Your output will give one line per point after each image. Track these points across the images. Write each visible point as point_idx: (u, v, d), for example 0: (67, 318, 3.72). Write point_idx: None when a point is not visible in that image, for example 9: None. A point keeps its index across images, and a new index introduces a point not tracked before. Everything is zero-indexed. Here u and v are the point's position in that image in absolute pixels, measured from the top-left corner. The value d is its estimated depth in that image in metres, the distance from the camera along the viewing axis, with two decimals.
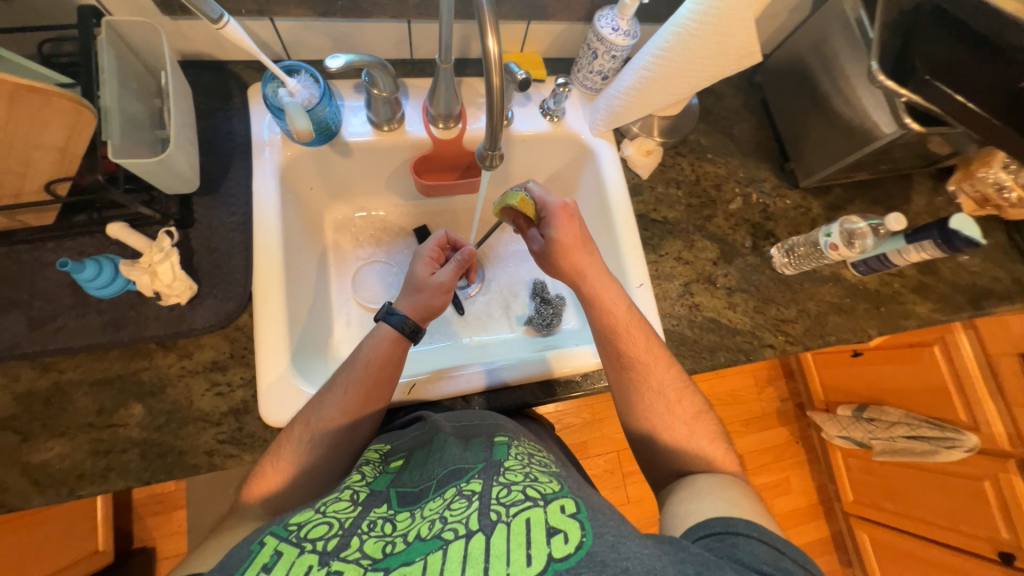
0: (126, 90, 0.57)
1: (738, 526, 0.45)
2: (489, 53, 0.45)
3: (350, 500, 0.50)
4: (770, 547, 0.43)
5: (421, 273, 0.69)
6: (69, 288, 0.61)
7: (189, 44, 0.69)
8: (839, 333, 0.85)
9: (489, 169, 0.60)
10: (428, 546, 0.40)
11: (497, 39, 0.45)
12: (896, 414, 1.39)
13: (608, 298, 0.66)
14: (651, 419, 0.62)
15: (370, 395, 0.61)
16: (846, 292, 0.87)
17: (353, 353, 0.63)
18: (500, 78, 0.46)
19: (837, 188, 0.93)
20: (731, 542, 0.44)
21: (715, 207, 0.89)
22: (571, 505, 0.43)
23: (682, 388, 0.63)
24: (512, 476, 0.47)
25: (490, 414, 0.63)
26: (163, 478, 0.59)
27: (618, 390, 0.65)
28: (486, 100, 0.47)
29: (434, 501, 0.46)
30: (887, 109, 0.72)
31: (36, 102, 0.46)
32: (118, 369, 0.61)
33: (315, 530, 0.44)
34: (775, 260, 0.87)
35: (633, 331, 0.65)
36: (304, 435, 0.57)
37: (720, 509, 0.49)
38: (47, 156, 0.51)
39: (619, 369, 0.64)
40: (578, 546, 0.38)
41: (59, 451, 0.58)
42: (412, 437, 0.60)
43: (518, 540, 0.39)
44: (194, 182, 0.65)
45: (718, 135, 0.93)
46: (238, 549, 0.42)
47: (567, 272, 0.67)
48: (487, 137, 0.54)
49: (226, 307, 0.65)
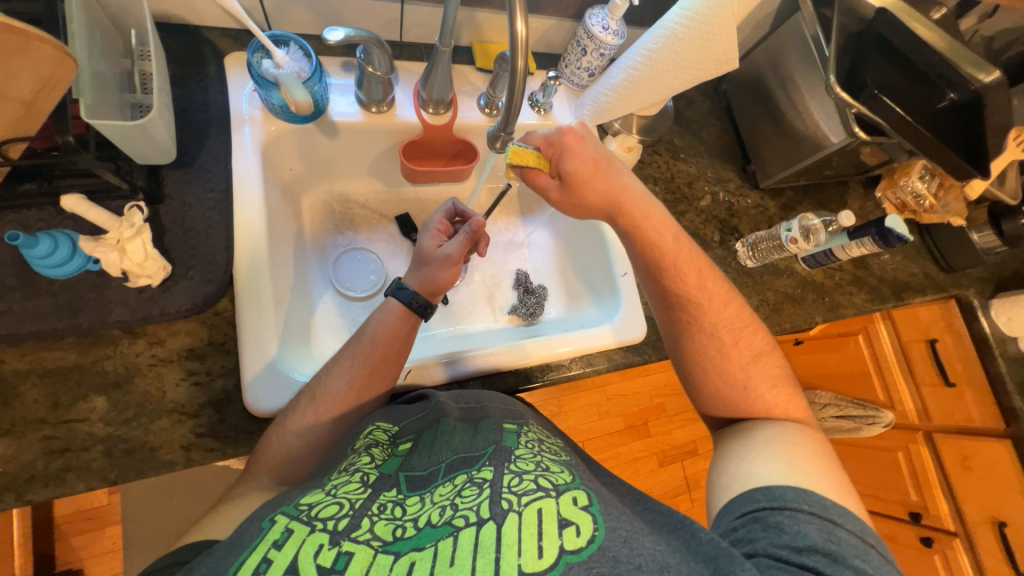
0: (93, 46, 0.51)
1: (790, 498, 0.48)
2: (517, 35, 0.47)
3: (360, 482, 0.48)
4: (822, 519, 0.46)
5: (428, 245, 0.69)
6: (13, 266, 0.54)
7: (159, 4, 0.64)
8: (792, 320, 0.94)
9: (498, 150, 0.70)
10: (438, 532, 0.40)
11: (525, 22, 0.46)
12: (827, 396, 1.54)
13: (659, 228, 0.68)
14: (702, 360, 0.66)
15: (379, 372, 0.61)
16: (798, 283, 0.97)
17: (361, 328, 0.63)
18: (525, 62, 0.48)
19: (789, 191, 1.04)
20: (783, 515, 0.46)
21: (687, 203, 0.96)
22: (583, 498, 0.44)
23: (737, 329, 0.67)
24: (523, 465, 0.48)
25: (507, 398, 0.64)
26: (132, 477, 0.54)
27: (669, 330, 0.69)
28: (510, 79, 0.50)
29: (444, 486, 0.46)
30: (837, 119, 0.81)
31: (14, 45, 0.40)
32: (75, 358, 0.55)
33: (326, 510, 0.43)
34: (740, 254, 0.95)
35: (681, 265, 0.67)
36: (309, 408, 0.57)
37: (769, 475, 0.51)
38: (7, 111, 0.44)
39: (668, 309, 0.68)
40: (590, 540, 0.39)
41: (2, 452, 0.50)
42: (420, 419, 0.58)
43: (530, 531, 0.39)
44: (169, 152, 0.60)
45: (689, 137, 1.00)
46: (250, 524, 0.42)
47: (601, 204, 0.68)
48: (504, 117, 0.58)
49: (204, 290, 0.60)
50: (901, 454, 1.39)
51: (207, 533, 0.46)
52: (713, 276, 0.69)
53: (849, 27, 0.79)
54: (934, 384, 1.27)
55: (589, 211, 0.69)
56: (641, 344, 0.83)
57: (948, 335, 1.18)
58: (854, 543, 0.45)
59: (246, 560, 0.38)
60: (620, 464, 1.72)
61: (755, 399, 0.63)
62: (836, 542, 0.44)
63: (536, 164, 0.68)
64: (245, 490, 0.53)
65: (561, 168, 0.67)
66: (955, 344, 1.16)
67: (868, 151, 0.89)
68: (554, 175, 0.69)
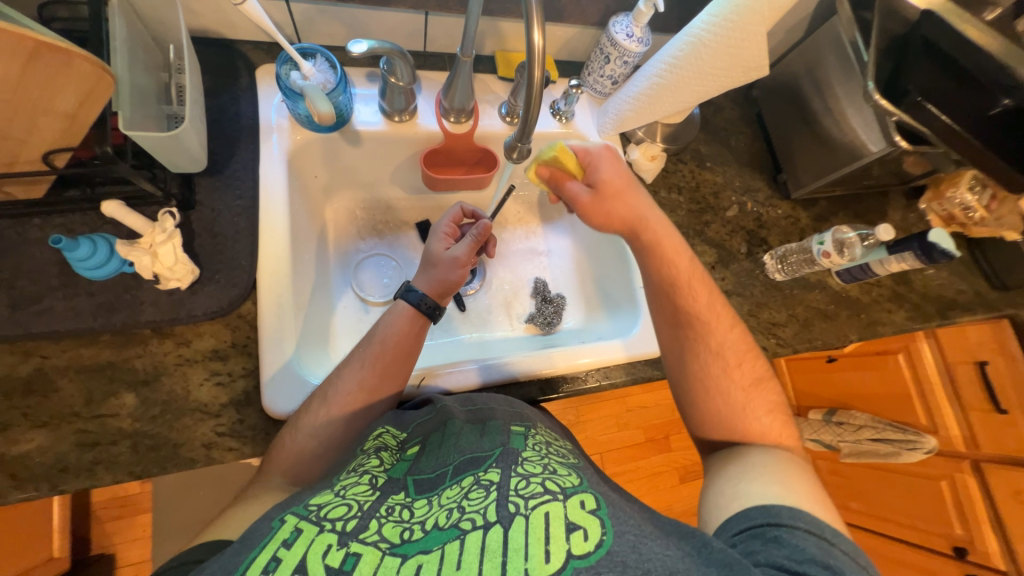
0: (134, 60, 0.53)
1: (783, 516, 0.45)
2: (535, 47, 0.44)
3: (368, 484, 0.48)
4: (818, 538, 0.43)
5: (436, 248, 0.70)
6: (57, 267, 0.57)
7: (196, 20, 0.67)
8: (824, 337, 0.90)
9: (516, 161, 0.62)
10: (445, 535, 0.41)
11: (542, 31, 0.43)
12: (863, 418, 1.48)
13: (669, 246, 0.66)
14: (705, 380, 0.63)
15: (391, 373, 0.61)
16: (831, 299, 0.93)
17: (371, 329, 0.64)
18: (542, 74, 0.45)
19: (824, 201, 0.99)
20: (780, 530, 0.44)
21: (713, 213, 0.92)
22: (591, 501, 0.45)
23: (741, 351, 0.64)
24: (530, 468, 0.48)
25: (512, 400, 0.64)
26: (155, 473, 0.56)
27: (673, 351, 0.66)
28: (525, 91, 0.46)
29: (451, 489, 0.47)
30: (876, 127, 0.77)
31: (57, 61, 0.42)
32: (109, 356, 0.57)
33: (334, 511, 0.44)
34: (768, 266, 0.91)
35: (694, 285, 0.66)
36: (321, 408, 0.58)
37: (763, 493, 0.49)
38: (53, 123, 0.47)
39: (675, 326, 0.65)
40: (598, 545, 0.40)
41: (40, 443, 0.53)
42: (428, 422, 0.58)
43: (537, 535, 0.40)
44: (201, 163, 0.61)
45: (716, 146, 0.97)
46: (260, 524, 0.43)
47: (624, 221, 0.66)
48: (520, 128, 0.55)
49: (229, 294, 0.62)
50: (944, 483, 1.28)
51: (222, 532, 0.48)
52: (721, 298, 0.67)
53: (890, 30, 0.74)
54: (983, 410, 1.19)
55: (608, 228, 0.67)
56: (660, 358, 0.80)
57: (999, 357, 1.11)
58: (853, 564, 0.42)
59: (255, 559, 0.39)
60: (641, 476, 1.68)
61: (759, 434, 0.59)
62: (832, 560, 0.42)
63: (573, 168, 0.66)
64: (260, 488, 0.54)
65: (596, 175, 0.66)
66: (1009, 366, 1.09)
67: (912, 161, 0.84)
68: (584, 182, 0.67)
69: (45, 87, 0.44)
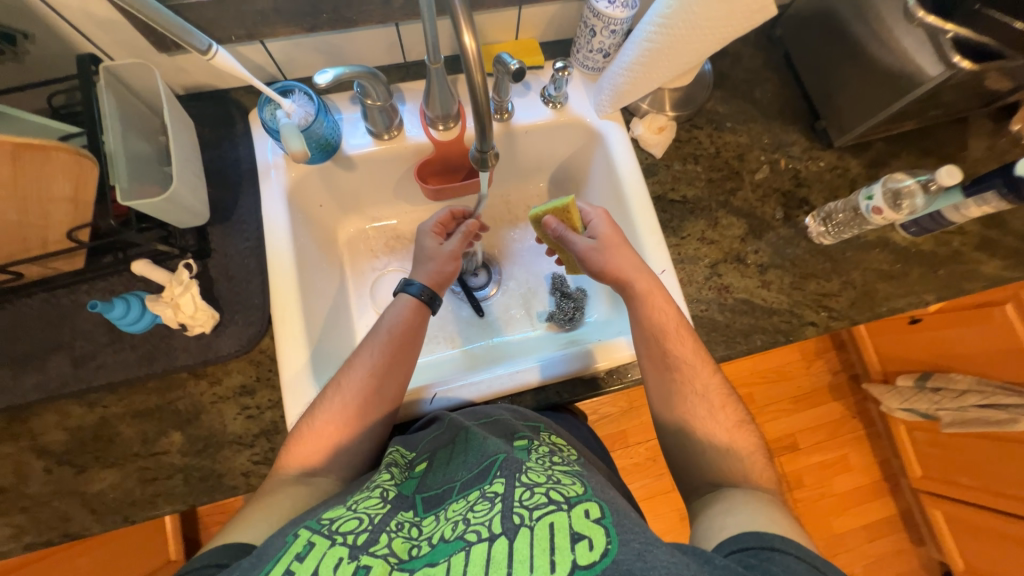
0: (129, 131, 0.58)
1: (773, 540, 0.44)
2: (467, 49, 0.41)
3: (379, 497, 0.49)
4: (809, 565, 0.42)
5: (431, 244, 0.71)
6: (104, 326, 0.64)
7: (188, 77, 0.71)
8: (890, 302, 0.78)
9: (485, 171, 0.58)
10: (451, 548, 0.40)
11: (474, 34, 0.40)
12: (966, 381, 1.28)
13: (656, 293, 0.66)
14: (691, 420, 0.61)
15: (398, 359, 0.62)
16: (896, 257, 0.80)
17: (377, 321, 0.65)
18: (483, 76, 0.42)
19: (879, 142, 0.85)
20: (770, 554, 0.43)
21: (739, 179, 0.83)
22: (596, 510, 0.42)
23: (725, 394, 0.63)
24: (534, 478, 0.47)
25: (518, 410, 0.64)
26: (205, 501, 0.62)
27: (659, 394, 0.64)
28: (470, 99, 0.44)
29: (457, 503, 0.46)
30: (931, 48, 0.65)
31: (37, 158, 0.49)
32: (156, 400, 0.64)
33: (346, 524, 0.44)
34: (811, 231, 0.80)
35: (680, 332, 0.65)
36: (336, 396, 0.59)
37: (754, 520, 0.47)
38: (61, 209, 0.54)
39: (662, 369, 0.64)
40: (603, 554, 0.38)
41: (111, 481, 0.61)
42: (435, 439, 0.59)
43: (541, 546, 0.39)
44: (204, 214, 0.66)
45: (737, 101, 0.87)
46: (275, 538, 0.44)
47: (614, 277, 0.66)
48: (479, 136, 0.52)
49: (248, 332, 0.66)
50: None
51: (239, 535, 0.47)
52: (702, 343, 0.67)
53: None
54: None
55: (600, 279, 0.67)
56: None
57: None
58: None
59: (271, 570, 0.39)
60: None
61: None
62: None
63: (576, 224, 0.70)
64: (278, 479, 0.56)
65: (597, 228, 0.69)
66: None
67: (992, 79, 0.69)
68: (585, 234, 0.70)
69: (38, 180, 0.50)
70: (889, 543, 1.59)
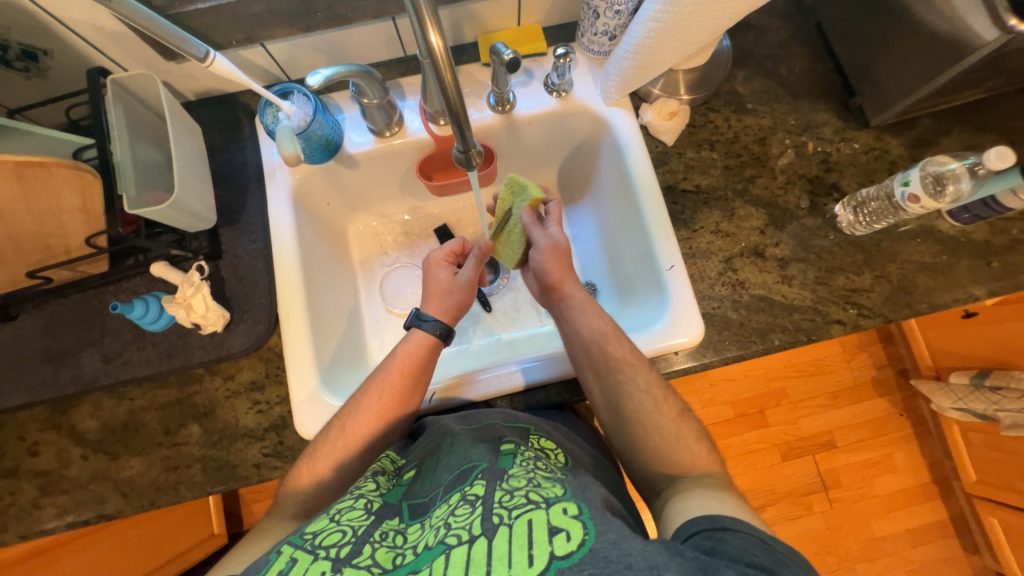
0: (137, 140, 0.61)
1: (725, 521, 0.45)
2: (434, 48, 0.42)
3: (363, 509, 0.49)
4: (759, 540, 0.43)
5: (443, 276, 0.70)
6: (129, 324, 0.68)
7: (198, 83, 0.73)
8: (932, 298, 0.71)
9: (473, 169, 0.60)
10: (432, 553, 0.40)
11: (439, 33, 0.41)
12: None
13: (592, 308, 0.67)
14: (648, 423, 0.60)
15: (402, 398, 0.63)
16: (941, 247, 0.72)
17: (388, 356, 0.65)
18: (453, 76, 0.43)
19: (925, 118, 0.76)
20: (723, 535, 0.44)
21: (760, 165, 0.77)
22: (573, 507, 0.42)
23: None
24: (515, 481, 0.46)
25: (509, 412, 0.64)
26: (222, 489, 0.66)
27: (606, 401, 0.62)
28: (443, 101, 0.45)
29: (440, 509, 0.46)
30: (986, 9, 0.56)
31: (39, 174, 0.53)
32: (176, 394, 0.68)
33: (329, 538, 0.44)
34: (841, 221, 0.73)
35: (614, 340, 0.64)
36: (340, 438, 0.60)
37: (712, 504, 0.48)
38: (75, 219, 0.59)
39: (603, 378, 0.62)
40: (580, 544, 0.38)
41: (139, 468, 0.66)
42: (423, 446, 0.59)
43: (519, 542, 0.39)
44: (211, 218, 0.69)
45: (760, 80, 0.80)
46: (260, 560, 0.43)
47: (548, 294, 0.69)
48: (459, 137, 0.54)
49: (256, 330, 0.69)
50: None
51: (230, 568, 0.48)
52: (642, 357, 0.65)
53: None
54: None
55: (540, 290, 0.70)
56: (699, 347, 0.70)
57: None
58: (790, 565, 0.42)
59: None
60: (733, 455, 1.52)
61: None
62: (773, 561, 0.41)
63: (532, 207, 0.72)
64: (282, 490, 0.59)
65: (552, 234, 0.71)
66: None
67: None
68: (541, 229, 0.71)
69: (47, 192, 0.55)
70: (937, 550, 1.48)
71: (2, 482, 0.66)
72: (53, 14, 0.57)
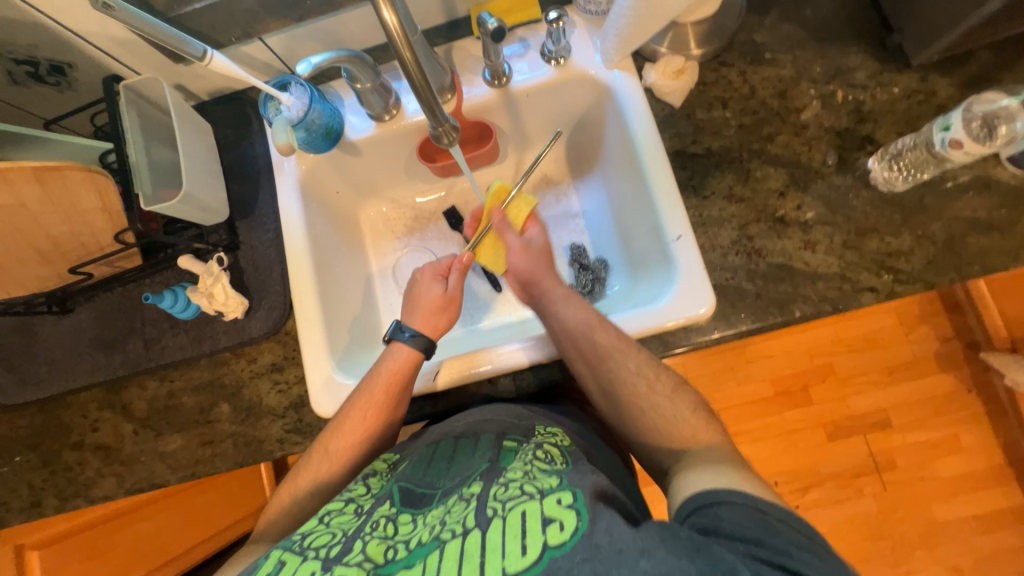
0: (149, 141, 0.66)
1: (721, 495, 0.43)
2: (391, 27, 0.44)
3: (354, 512, 0.50)
4: (754, 510, 0.42)
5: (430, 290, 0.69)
6: (163, 314, 0.74)
7: (208, 83, 0.76)
8: (986, 258, 0.63)
9: (449, 146, 0.63)
10: (428, 548, 0.42)
11: (392, 10, 0.42)
12: None
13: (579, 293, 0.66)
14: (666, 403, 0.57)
15: (383, 418, 0.63)
16: (998, 200, 0.63)
17: (370, 377, 0.65)
18: (411, 52, 0.45)
19: (982, 52, 0.66)
20: (719, 510, 0.42)
21: (781, 121, 0.70)
22: (568, 496, 0.42)
23: None
24: (512, 475, 0.47)
25: (511, 405, 0.63)
26: (252, 461, 0.71)
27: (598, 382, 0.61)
28: (406, 77, 0.48)
29: (436, 508, 0.47)
30: None
31: (55, 177, 0.60)
32: (208, 376, 0.74)
33: (318, 539, 0.46)
34: (875, 176, 0.66)
35: (600, 327, 0.62)
36: (323, 461, 0.61)
37: (709, 480, 0.46)
38: (99, 217, 0.65)
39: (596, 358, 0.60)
40: (572, 533, 0.38)
41: (180, 443, 0.73)
42: (418, 447, 0.61)
43: (513, 532, 0.40)
44: (222, 212, 0.73)
45: (782, 25, 0.72)
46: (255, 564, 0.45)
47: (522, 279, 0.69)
48: (430, 115, 0.57)
49: (273, 316, 0.73)
50: None
51: None
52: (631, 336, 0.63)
53: None
54: None
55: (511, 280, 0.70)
56: (710, 322, 0.66)
57: None
58: (790, 534, 0.40)
59: None
60: (772, 434, 1.44)
61: None
62: (771, 533, 0.40)
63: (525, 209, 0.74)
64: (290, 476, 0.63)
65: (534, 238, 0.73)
66: None
67: None
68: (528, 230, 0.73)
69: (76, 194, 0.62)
70: (1010, 538, 1.35)
71: (71, 454, 0.75)
72: (70, 29, 0.62)
